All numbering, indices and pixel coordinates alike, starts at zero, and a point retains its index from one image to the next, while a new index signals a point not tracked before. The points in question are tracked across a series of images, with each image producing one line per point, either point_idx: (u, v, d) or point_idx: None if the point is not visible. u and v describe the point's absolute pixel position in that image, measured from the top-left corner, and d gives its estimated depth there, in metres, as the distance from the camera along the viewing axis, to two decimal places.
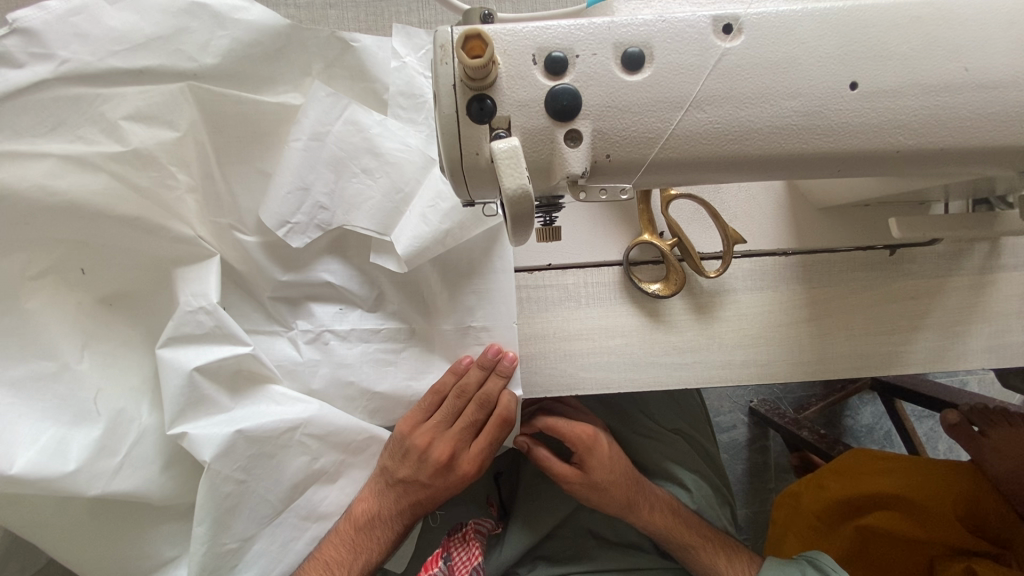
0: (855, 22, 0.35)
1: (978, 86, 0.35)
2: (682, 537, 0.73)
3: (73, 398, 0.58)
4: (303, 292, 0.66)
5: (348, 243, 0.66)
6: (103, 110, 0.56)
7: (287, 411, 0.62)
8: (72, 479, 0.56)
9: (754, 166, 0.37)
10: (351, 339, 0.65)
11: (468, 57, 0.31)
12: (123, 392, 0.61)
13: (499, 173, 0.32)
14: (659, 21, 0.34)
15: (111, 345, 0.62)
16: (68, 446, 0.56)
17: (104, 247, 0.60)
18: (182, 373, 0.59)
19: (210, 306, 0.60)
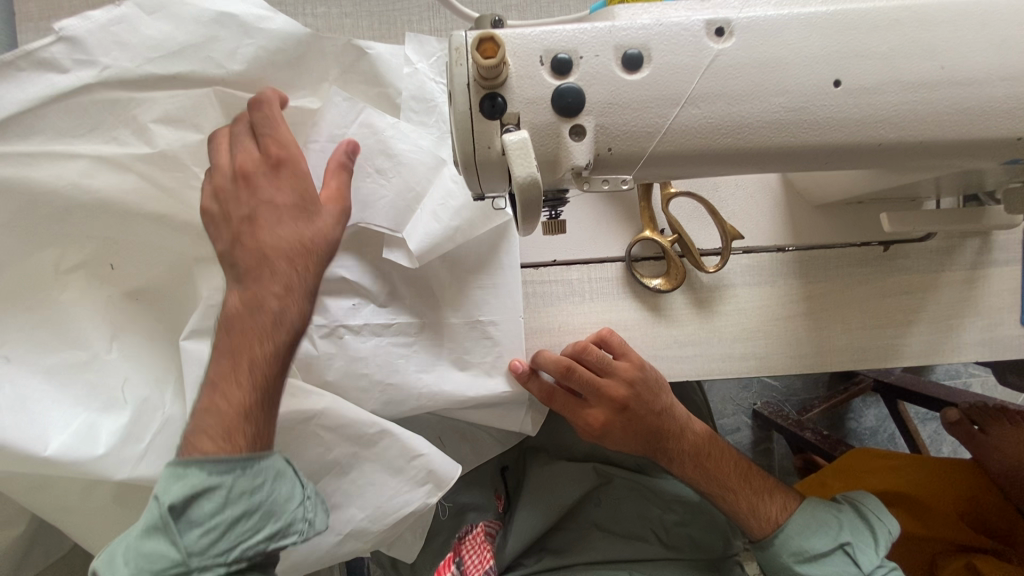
0: (839, 25, 0.37)
1: (953, 83, 0.38)
2: (714, 486, 0.70)
3: (103, 385, 0.61)
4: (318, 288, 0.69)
5: (362, 241, 0.69)
6: (135, 113, 0.59)
7: (303, 402, 0.64)
8: (100, 463, 0.57)
9: (747, 159, 0.40)
10: (364, 334, 0.68)
11: (482, 58, 0.35)
12: (148, 382, 0.63)
13: (511, 163, 0.35)
14: (657, 25, 0.37)
15: (137, 337, 0.64)
16: (97, 432, 0.58)
17: (131, 244, 0.64)
18: (203, 364, 0.61)
19: None
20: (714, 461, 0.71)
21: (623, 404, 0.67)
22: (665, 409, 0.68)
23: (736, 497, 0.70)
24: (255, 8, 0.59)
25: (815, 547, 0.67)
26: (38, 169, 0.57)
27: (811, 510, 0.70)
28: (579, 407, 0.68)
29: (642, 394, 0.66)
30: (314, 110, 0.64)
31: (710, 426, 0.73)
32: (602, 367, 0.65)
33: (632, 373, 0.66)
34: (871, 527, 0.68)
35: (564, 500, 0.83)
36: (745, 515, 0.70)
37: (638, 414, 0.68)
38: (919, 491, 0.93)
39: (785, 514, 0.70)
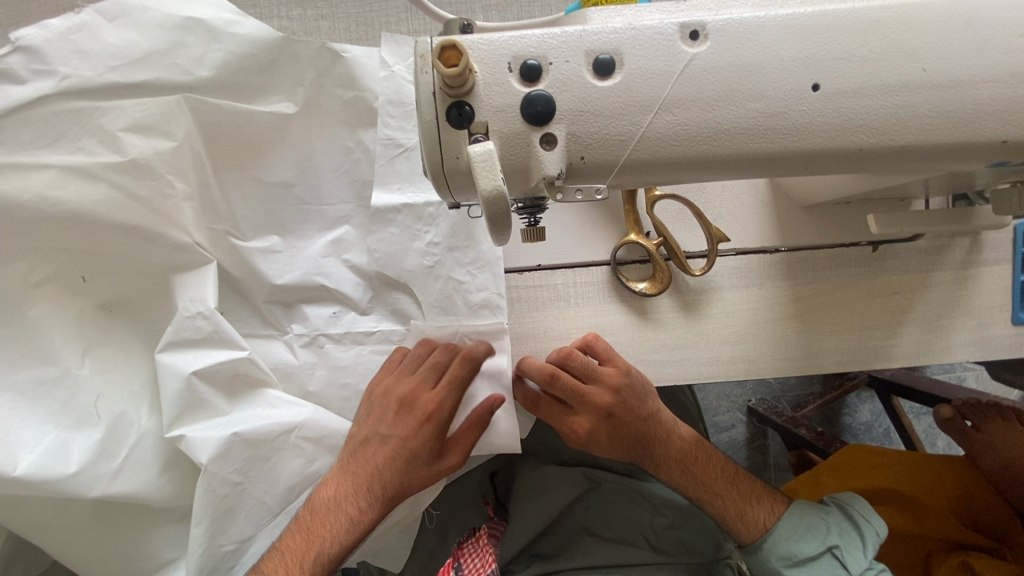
0: (816, 27, 0.36)
1: (935, 85, 0.36)
2: (703, 491, 0.70)
3: (75, 402, 0.60)
4: (298, 296, 0.68)
5: (342, 248, 0.67)
6: (102, 122, 0.58)
7: (283, 412, 0.64)
8: (73, 480, 0.57)
9: (727, 166, 0.38)
10: (345, 342, 0.67)
11: (445, 66, 0.33)
12: (124, 397, 0.62)
13: (475, 175, 0.33)
14: (629, 29, 0.36)
15: (111, 351, 0.63)
16: (69, 449, 0.58)
17: (103, 255, 0.62)
18: (180, 378, 0.61)
19: (208, 312, 0.62)
20: (701, 466, 0.70)
21: (609, 412, 0.65)
22: (651, 415, 0.67)
23: (724, 503, 0.69)
24: (224, 13, 0.59)
25: (803, 551, 0.66)
26: (4, 181, 0.56)
27: (800, 513, 0.69)
28: (564, 415, 0.67)
29: (627, 400, 0.65)
30: (291, 115, 0.64)
31: (696, 430, 0.73)
32: (587, 375, 0.64)
33: (617, 379, 0.64)
34: (860, 530, 0.67)
35: (552, 508, 0.81)
36: (734, 521, 0.69)
37: (624, 420, 0.66)
38: (911, 487, 0.93)
39: (774, 518, 0.69)
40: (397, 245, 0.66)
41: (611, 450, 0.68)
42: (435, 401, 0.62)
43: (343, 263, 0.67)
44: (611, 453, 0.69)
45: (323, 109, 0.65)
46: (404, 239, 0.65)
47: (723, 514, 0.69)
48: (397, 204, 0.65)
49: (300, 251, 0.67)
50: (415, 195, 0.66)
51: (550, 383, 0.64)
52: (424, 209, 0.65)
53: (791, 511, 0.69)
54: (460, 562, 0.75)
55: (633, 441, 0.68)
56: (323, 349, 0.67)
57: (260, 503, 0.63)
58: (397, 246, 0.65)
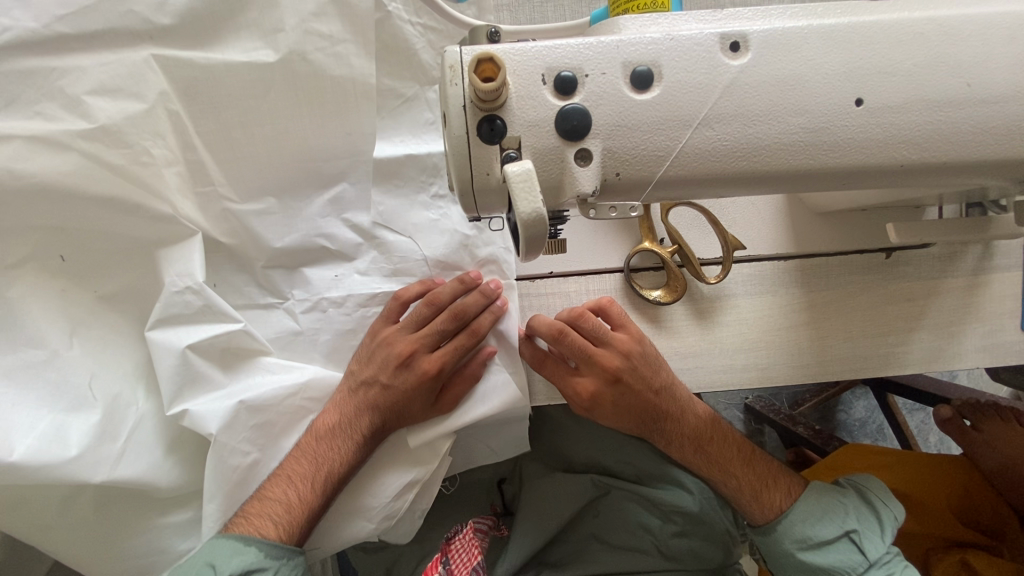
0: (858, 39, 0.35)
1: (980, 101, 0.35)
2: (716, 466, 0.68)
3: (67, 385, 0.57)
4: (298, 258, 0.67)
5: (342, 207, 0.68)
6: (62, 84, 0.54)
7: (285, 375, 0.63)
8: (75, 463, 0.55)
9: (763, 181, 0.37)
10: (348, 305, 0.66)
11: (480, 80, 0.31)
12: (118, 377, 0.60)
13: (514, 197, 0.31)
14: (667, 39, 0.34)
15: (101, 333, 0.60)
16: (67, 432, 0.55)
17: (85, 230, 0.59)
18: (175, 353, 0.58)
19: (196, 285, 0.59)
20: (715, 446, 0.68)
21: (616, 376, 0.63)
22: (666, 389, 0.64)
23: (735, 480, 0.67)
24: None
25: (819, 534, 0.63)
26: None
27: (814, 495, 0.66)
28: (570, 375, 0.64)
29: (637, 368, 0.63)
30: (271, 64, 0.59)
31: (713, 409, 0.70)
32: (599, 337, 0.62)
33: (630, 345, 0.62)
34: (876, 511, 0.65)
35: (560, 516, 0.81)
36: (746, 498, 0.67)
37: (633, 389, 0.63)
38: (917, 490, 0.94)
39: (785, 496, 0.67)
40: (402, 198, 0.67)
41: (615, 416, 0.66)
42: (437, 360, 0.62)
43: (344, 223, 0.67)
44: (614, 419, 0.66)
45: (327, 92, 0.62)
46: (409, 193, 0.67)
47: (735, 495, 0.67)
48: (399, 156, 0.66)
49: (297, 213, 0.67)
50: (418, 146, 0.67)
51: (554, 337, 0.60)
52: (429, 162, 0.67)
53: (809, 493, 0.66)
54: (448, 556, 0.73)
55: (642, 409, 0.65)
56: (324, 313, 0.65)
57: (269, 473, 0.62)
58: (401, 200, 0.67)
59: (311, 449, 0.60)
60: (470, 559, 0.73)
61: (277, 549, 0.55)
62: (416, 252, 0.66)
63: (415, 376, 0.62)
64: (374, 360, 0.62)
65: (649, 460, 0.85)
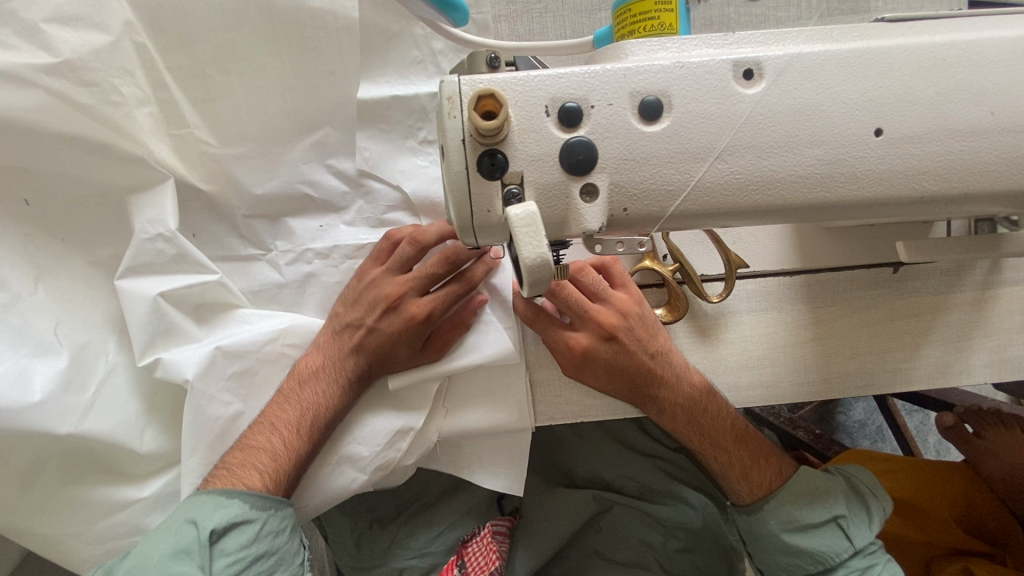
0: (877, 65, 0.33)
1: (1004, 130, 0.34)
2: (714, 439, 0.61)
3: (30, 329, 0.52)
4: (279, 210, 0.61)
5: (324, 151, 0.61)
6: (13, 8, 0.49)
7: (262, 322, 0.57)
8: (35, 411, 0.50)
9: (775, 213, 0.35)
10: (334, 257, 0.60)
11: (479, 116, 0.29)
12: (88, 328, 0.55)
13: (516, 241, 0.29)
14: (677, 67, 0.33)
15: (70, 282, 0.55)
16: (29, 377, 0.51)
17: (49, 172, 0.53)
18: (145, 301, 0.54)
19: (169, 232, 0.55)
20: (710, 419, 0.60)
21: (612, 333, 0.58)
22: (663, 354, 0.59)
23: (725, 458, 0.62)
24: None
25: (806, 517, 0.59)
26: None
27: (804, 476, 0.62)
28: (562, 328, 0.57)
29: (635, 329, 0.58)
30: None
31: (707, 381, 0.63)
32: (596, 292, 0.59)
33: (628, 306, 0.59)
34: (867, 504, 0.60)
35: (563, 531, 0.80)
36: (738, 476, 0.62)
37: (628, 350, 0.58)
38: (918, 497, 0.92)
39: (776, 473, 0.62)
40: (388, 144, 0.61)
41: (609, 382, 0.58)
42: (426, 304, 0.55)
43: (329, 170, 0.61)
44: (608, 386, 0.59)
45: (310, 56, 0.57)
46: (396, 138, 0.61)
47: (723, 471, 0.63)
48: (386, 96, 0.59)
49: (276, 158, 0.60)
50: (406, 87, 0.60)
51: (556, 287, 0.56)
52: (417, 104, 0.60)
53: (801, 475, 0.62)
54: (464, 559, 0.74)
55: (637, 373, 0.58)
56: (310, 265, 0.60)
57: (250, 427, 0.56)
58: (388, 146, 0.61)
59: (293, 395, 0.54)
60: (486, 562, 0.74)
61: (264, 500, 0.50)
62: (402, 196, 0.61)
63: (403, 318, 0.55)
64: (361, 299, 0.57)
65: (653, 474, 0.84)
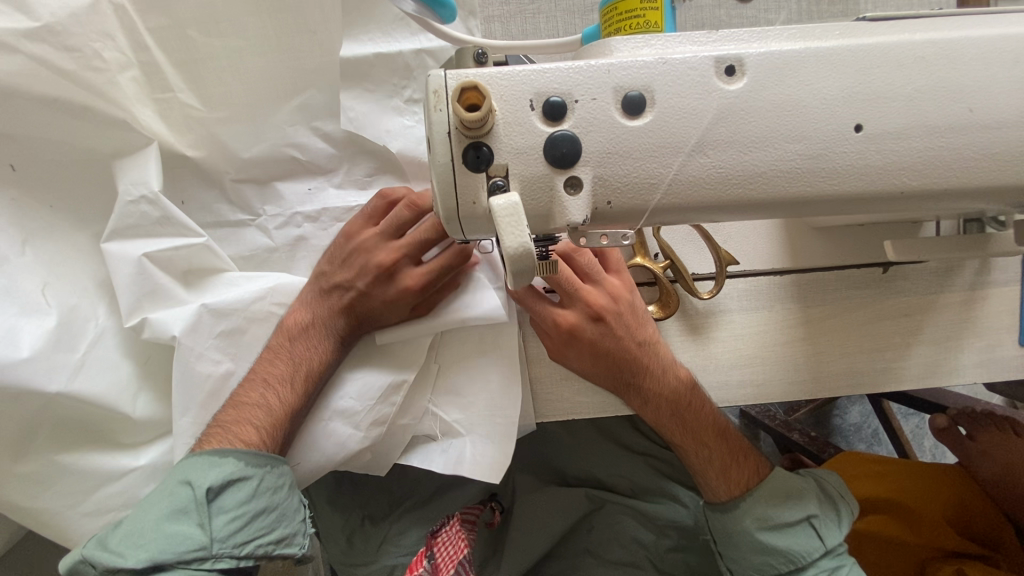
0: (858, 62, 0.34)
1: (982, 127, 0.34)
2: (693, 429, 0.62)
3: (16, 289, 0.52)
4: (268, 171, 0.61)
5: (311, 115, 0.60)
6: None
7: (250, 283, 0.58)
8: (24, 369, 0.50)
9: (758, 207, 0.36)
10: (322, 220, 0.61)
11: (464, 108, 0.30)
12: (78, 291, 0.55)
13: (499, 230, 0.30)
14: (660, 63, 0.33)
15: (60, 247, 0.55)
16: (18, 335, 0.51)
17: (37, 137, 0.53)
18: (131, 263, 0.54)
19: (153, 195, 0.55)
20: (691, 411, 0.62)
21: (600, 315, 0.59)
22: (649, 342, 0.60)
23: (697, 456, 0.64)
24: None
25: (781, 517, 0.60)
26: None
27: (782, 476, 0.62)
28: (552, 305, 0.58)
29: (624, 314, 0.59)
30: None
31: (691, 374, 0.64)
32: (590, 273, 0.60)
33: (621, 293, 0.60)
34: (837, 506, 0.62)
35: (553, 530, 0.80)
36: (712, 471, 0.63)
37: (614, 332, 0.59)
38: (912, 499, 0.92)
39: (751, 466, 0.64)
40: (374, 103, 0.59)
41: (595, 363, 0.59)
42: (422, 274, 0.55)
43: (314, 131, 0.61)
44: (591, 366, 0.59)
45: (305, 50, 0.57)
46: (381, 98, 0.59)
47: (697, 466, 0.64)
48: (370, 55, 0.58)
49: (262, 120, 0.60)
50: (389, 46, 0.58)
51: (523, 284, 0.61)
52: (402, 60, 0.58)
53: (780, 474, 0.63)
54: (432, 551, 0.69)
55: (620, 355, 0.59)
56: (301, 229, 0.61)
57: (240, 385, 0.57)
58: (373, 106, 0.59)
59: (285, 351, 0.55)
60: (455, 553, 0.69)
61: (260, 458, 0.50)
62: (388, 157, 0.61)
63: (395, 286, 0.55)
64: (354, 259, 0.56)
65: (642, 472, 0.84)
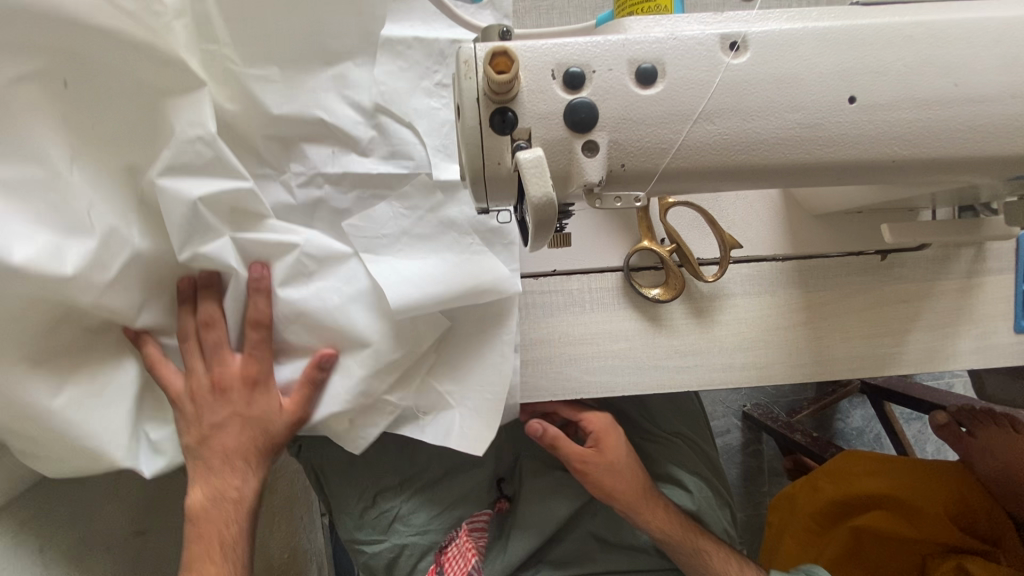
0: (852, 41, 0.37)
1: (967, 100, 0.37)
2: (693, 542, 0.75)
3: (67, 206, 0.53)
4: (296, 138, 0.64)
5: (344, 84, 0.63)
6: None
7: (283, 231, 0.60)
8: (66, 283, 0.52)
9: (761, 174, 0.39)
10: (344, 185, 0.65)
11: (494, 72, 0.33)
12: (117, 207, 0.56)
13: (525, 182, 0.33)
14: (670, 38, 0.36)
15: (104, 166, 0.56)
16: (65, 249, 0.52)
17: (90, 57, 0.53)
18: (185, 203, 0.55)
19: (209, 137, 0.56)
20: (688, 531, 0.75)
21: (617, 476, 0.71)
22: (614, 466, 0.70)
23: (653, 517, 0.73)
24: None
25: None
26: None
27: None
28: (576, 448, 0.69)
29: (631, 473, 0.72)
30: None
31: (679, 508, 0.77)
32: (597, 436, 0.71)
33: (622, 457, 0.72)
34: None
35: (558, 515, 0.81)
36: (671, 539, 0.74)
37: (628, 488, 0.71)
38: (914, 496, 0.93)
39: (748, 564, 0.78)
40: (406, 79, 0.63)
41: (610, 474, 0.70)
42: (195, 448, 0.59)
43: (342, 115, 0.63)
44: (609, 483, 0.71)
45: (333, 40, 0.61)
46: (412, 77, 0.63)
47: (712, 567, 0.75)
48: (407, 37, 0.62)
49: (298, 85, 0.62)
50: (427, 31, 0.63)
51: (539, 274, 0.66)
52: (434, 48, 0.63)
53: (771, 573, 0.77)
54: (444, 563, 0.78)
55: (636, 500, 0.71)
56: (321, 189, 0.65)
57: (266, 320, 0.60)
58: (406, 83, 0.63)
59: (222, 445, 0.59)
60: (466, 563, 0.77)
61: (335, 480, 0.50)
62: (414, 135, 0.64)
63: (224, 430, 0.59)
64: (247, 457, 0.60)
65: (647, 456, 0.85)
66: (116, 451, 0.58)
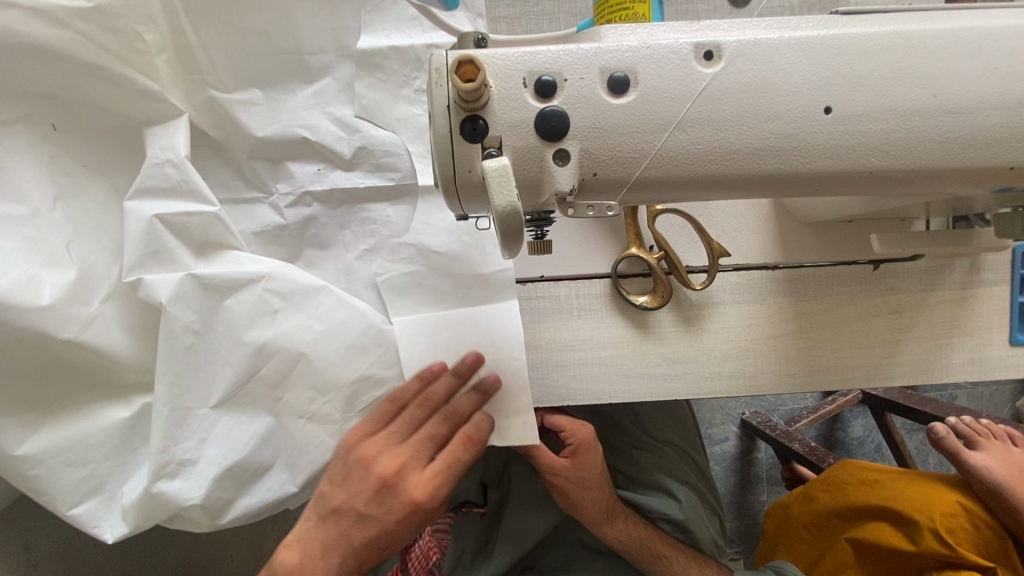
0: (829, 50, 0.36)
1: (945, 111, 0.37)
2: (654, 548, 0.75)
3: (44, 241, 0.54)
4: (281, 151, 0.67)
5: (325, 101, 0.66)
6: None
7: (252, 265, 0.59)
8: (46, 314, 0.52)
9: (736, 184, 0.39)
10: (334, 201, 0.68)
11: (461, 81, 0.33)
12: (99, 250, 0.57)
13: (490, 190, 0.34)
14: (643, 47, 0.36)
15: (88, 202, 0.58)
16: (41, 282, 0.52)
17: (78, 99, 0.57)
18: (142, 221, 0.56)
19: (178, 159, 0.58)
20: (650, 541, 0.75)
21: (587, 489, 0.69)
22: (583, 480, 0.68)
23: (613, 530, 0.72)
24: None
25: None
26: None
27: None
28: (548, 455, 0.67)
29: (602, 487, 0.71)
30: None
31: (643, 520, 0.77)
32: (574, 451, 0.68)
33: (596, 474, 0.70)
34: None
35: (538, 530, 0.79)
36: (631, 548, 0.74)
37: (597, 500, 0.70)
38: (903, 505, 0.89)
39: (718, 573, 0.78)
40: (384, 91, 0.64)
41: (582, 489, 0.69)
42: (427, 483, 0.55)
43: (327, 116, 0.66)
44: (579, 496, 0.69)
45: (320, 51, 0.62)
46: (393, 87, 0.64)
47: None
48: (383, 47, 0.63)
49: (281, 105, 0.66)
50: (401, 39, 0.63)
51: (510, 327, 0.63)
52: (413, 54, 0.64)
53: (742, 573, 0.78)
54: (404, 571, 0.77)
55: (604, 511, 0.71)
56: (310, 208, 0.68)
57: (222, 366, 0.57)
58: (384, 94, 0.64)
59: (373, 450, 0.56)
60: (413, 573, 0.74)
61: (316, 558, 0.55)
62: (398, 144, 0.67)
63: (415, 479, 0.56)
64: (393, 442, 0.56)
65: (637, 463, 0.83)
66: (66, 501, 0.55)
